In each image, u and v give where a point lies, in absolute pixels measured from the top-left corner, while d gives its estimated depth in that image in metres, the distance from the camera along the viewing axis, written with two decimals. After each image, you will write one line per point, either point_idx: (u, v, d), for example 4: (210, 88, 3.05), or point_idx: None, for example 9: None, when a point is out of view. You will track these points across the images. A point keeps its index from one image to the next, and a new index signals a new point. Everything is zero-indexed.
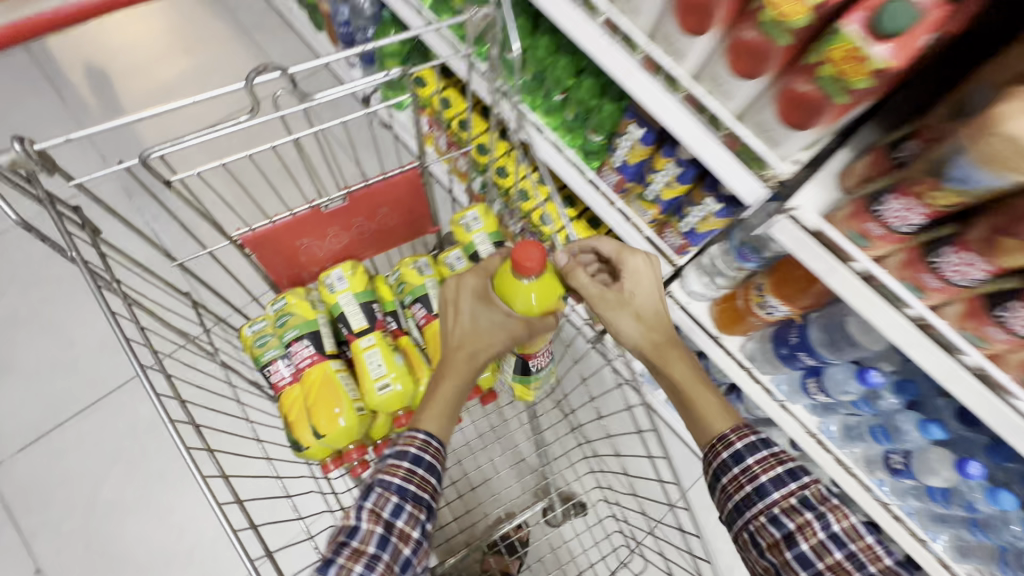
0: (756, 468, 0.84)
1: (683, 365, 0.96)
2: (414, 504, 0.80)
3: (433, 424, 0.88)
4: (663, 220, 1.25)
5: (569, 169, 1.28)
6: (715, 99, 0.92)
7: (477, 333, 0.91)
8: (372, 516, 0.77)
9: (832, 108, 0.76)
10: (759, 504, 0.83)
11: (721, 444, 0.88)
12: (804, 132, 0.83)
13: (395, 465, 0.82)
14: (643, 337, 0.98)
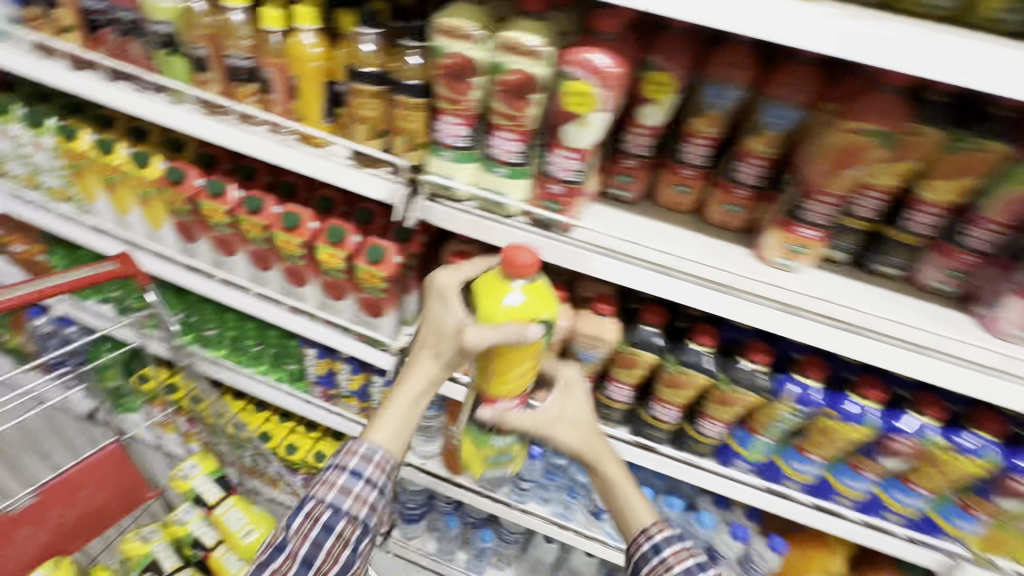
0: (671, 556, 0.85)
1: (611, 461, 0.96)
2: (350, 518, 0.83)
3: (384, 434, 0.86)
4: (364, 406, 1.58)
5: (288, 398, 1.62)
6: (339, 313, 1.37)
7: (444, 332, 0.87)
8: (303, 528, 0.82)
9: (384, 300, 1.27)
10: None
11: (641, 534, 0.90)
12: (385, 316, 1.32)
13: (332, 478, 0.84)
14: (586, 440, 0.97)
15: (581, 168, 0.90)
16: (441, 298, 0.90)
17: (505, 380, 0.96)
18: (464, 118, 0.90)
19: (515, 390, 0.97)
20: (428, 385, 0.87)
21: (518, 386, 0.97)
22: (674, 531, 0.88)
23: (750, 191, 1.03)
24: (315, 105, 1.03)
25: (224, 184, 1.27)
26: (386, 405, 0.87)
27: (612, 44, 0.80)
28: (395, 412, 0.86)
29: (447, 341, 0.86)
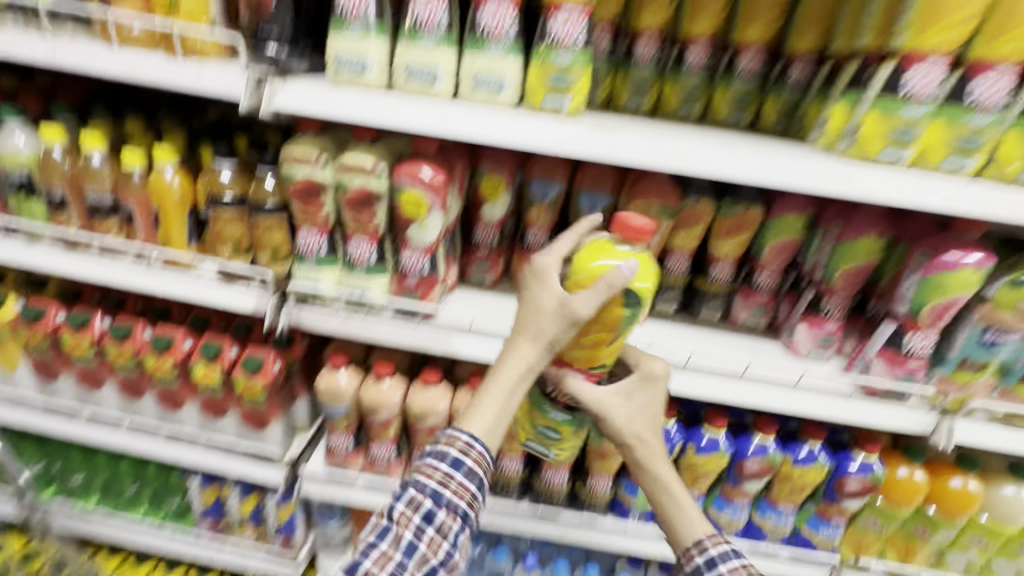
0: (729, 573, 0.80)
1: (661, 458, 0.87)
2: (450, 509, 0.77)
3: (483, 424, 0.81)
4: (259, 531, 1.46)
5: (171, 540, 1.48)
6: (222, 433, 1.32)
7: (537, 315, 0.82)
8: (404, 517, 0.77)
9: (267, 411, 1.25)
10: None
11: (695, 547, 0.84)
12: (269, 427, 1.28)
13: (432, 466, 0.79)
14: (654, 441, 0.87)
15: (428, 262, 1.03)
16: (538, 278, 0.84)
17: (597, 349, 0.89)
18: (319, 229, 1.02)
19: (589, 364, 0.90)
20: (523, 371, 0.82)
21: (600, 359, 0.89)
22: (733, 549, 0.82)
23: None
24: (180, 232, 1.09)
25: (87, 315, 1.25)
26: (483, 392, 0.82)
27: (435, 160, 0.95)
28: (489, 404, 0.81)
29: (544, 325, 0.82)
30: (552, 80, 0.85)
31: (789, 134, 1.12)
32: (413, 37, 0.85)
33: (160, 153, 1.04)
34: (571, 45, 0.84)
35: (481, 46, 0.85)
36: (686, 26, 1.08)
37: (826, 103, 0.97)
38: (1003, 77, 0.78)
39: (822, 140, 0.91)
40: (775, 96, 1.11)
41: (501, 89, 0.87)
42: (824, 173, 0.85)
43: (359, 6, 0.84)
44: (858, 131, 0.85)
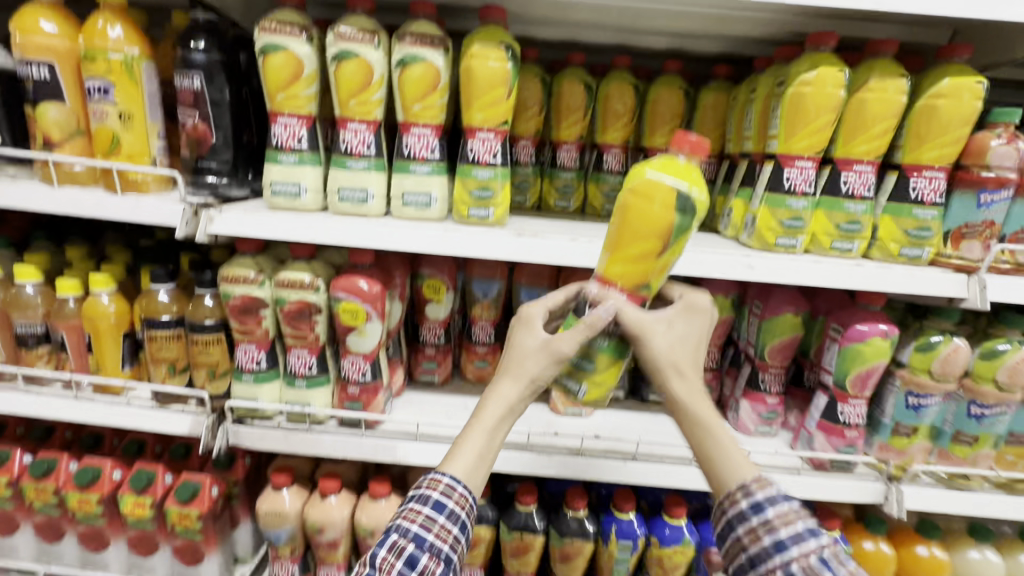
0: (776, 520, 0.68)
1: (700, 396, 0.74)
2: (434, 554, 0.71)
3: (462, 467, 0.74)
4: None
5: None
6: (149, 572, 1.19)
7: (520, 353, 0.76)
8: (387, 563, 0.69)
9: (202, 543, 1.15)
10: (774, 554, 0.66)
11: (737, 491, 0.70)
12: (204, 561, 1.17)
13: (414, 509, 0.72)
14: (694, 379, 0.75)
15: (369, 370, 1.02)
16: (522, 321, 0.79)
17: (637, 261, 0.77)
18: (258, 343, 1.01)
19: (635, 277, 0.78)
20: (505, 406, 0.75)
21: (650, 277, 0.78)
22: (783, 493, 0.69)
23: (491, 347, 1.23)
24: (114, 357, 1.06)
25: (7, 452, 1.16)
26: (464, 431, 0.76)
27: (371, 272, 0.98)
28: (470, 447, 0.74)
29: (527, 357, 0.76)
30: (475, 194, 0.92)
31: (705, 223, 1.23)
32: (344, 163, 0.91)
33: (95, 281, 1.03)
34: (489, 163, 0.92)
35: (408, 168, 0.92)
36: (601, 136, 1.20)
37: (728, 197, 1.07)
38: (864, 172, 0.90)
39: (729, 230, 1.03)
40: None
41: (429, 204, 0.93)
42: (729, 264, 0.91)
43: (293, 137, 0.91)
44: (755, 222, 0.94)
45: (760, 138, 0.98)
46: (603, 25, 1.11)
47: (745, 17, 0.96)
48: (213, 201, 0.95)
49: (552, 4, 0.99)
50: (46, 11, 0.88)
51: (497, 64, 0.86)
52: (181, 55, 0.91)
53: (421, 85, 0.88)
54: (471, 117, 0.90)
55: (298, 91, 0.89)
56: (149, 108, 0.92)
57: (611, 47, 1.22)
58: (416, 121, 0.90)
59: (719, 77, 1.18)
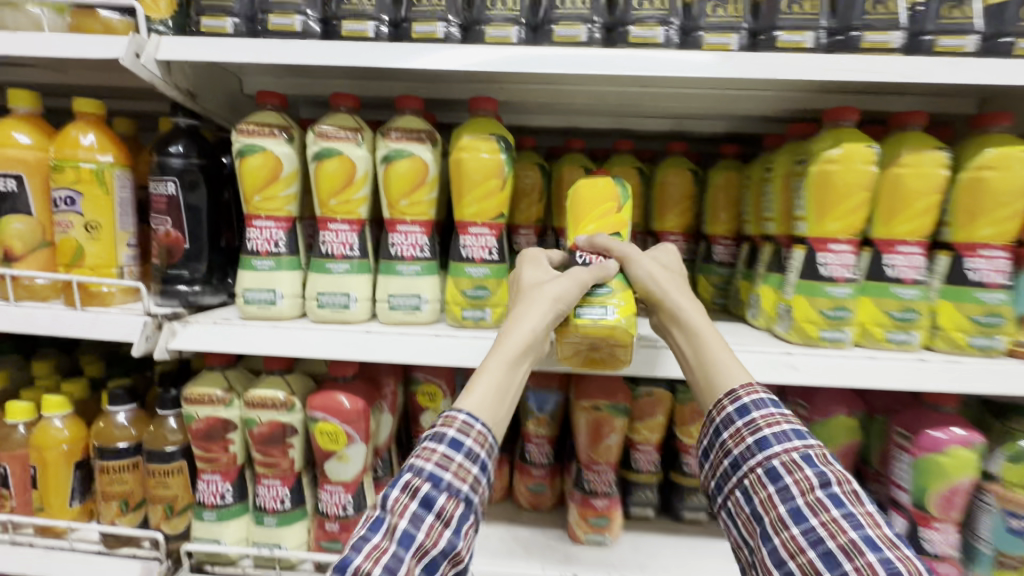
0: (761, 420, 0.66)
1: (694, 304, 0.73)
2: (454, 494, 0.58)
3: (487, 393, 0.63)
4: None
5: None
6: None
7: (529, 288, 0.71)
8: (397, 504, 0.57)
9: None
10: (758, 454, 0.64)
11: (724, 396, 0.69)
12: None
13: (429, 448, 0.60)
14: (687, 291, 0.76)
15: (351, 501, 0.87)
16: (529, 260, 0.77)
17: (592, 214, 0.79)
18: (222, 474, 0.87)
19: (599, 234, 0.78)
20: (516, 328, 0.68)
21: (612, 228, 0.79)
22: (769, 396, 0.67)
23: None
24: (60, 491, 0.92)
25: None
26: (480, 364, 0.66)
27: (353, 385, 0.86)
28: (495, 379, 0.64)
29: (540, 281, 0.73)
30: (469, 295, 0.82)
31: (728, 309, 1.12)
32: (324, 267, 0.83)
33: (48, 404, 0.92)
34: (485, 260, 0.83)
35: (394, 269, 0.83)
36: None
37: (754, 283, 0.97)
38: (911, 254, 0.79)
39: (761, 321, 0.92)
40: (704, 277, 1.15)
41: (419, 307, 0.83)
42: (764, 366, 0.77)
43: (269, 241, 0.83)
44: (791, 313, 0.82)
45: (784, 220, 0.89)
46: (600, 110, 1.07)
47: (751, 95, 0.91)
48: (182, 311, 0.86)
49: (545, 92, 0.95)
50: (20, 123, 0.84)
51: (488, 155, 0.80)
52: (157, 161, 0.86)
53: (408, 181, 0.81)
54: (463, 211, 0.82)
55: (277, 192, 0.82)
56: (119, 217, 0.86)
57: (611, 132, 1.18)
58: (402, 219, 0.83)
59: (728, 156, 1.12)
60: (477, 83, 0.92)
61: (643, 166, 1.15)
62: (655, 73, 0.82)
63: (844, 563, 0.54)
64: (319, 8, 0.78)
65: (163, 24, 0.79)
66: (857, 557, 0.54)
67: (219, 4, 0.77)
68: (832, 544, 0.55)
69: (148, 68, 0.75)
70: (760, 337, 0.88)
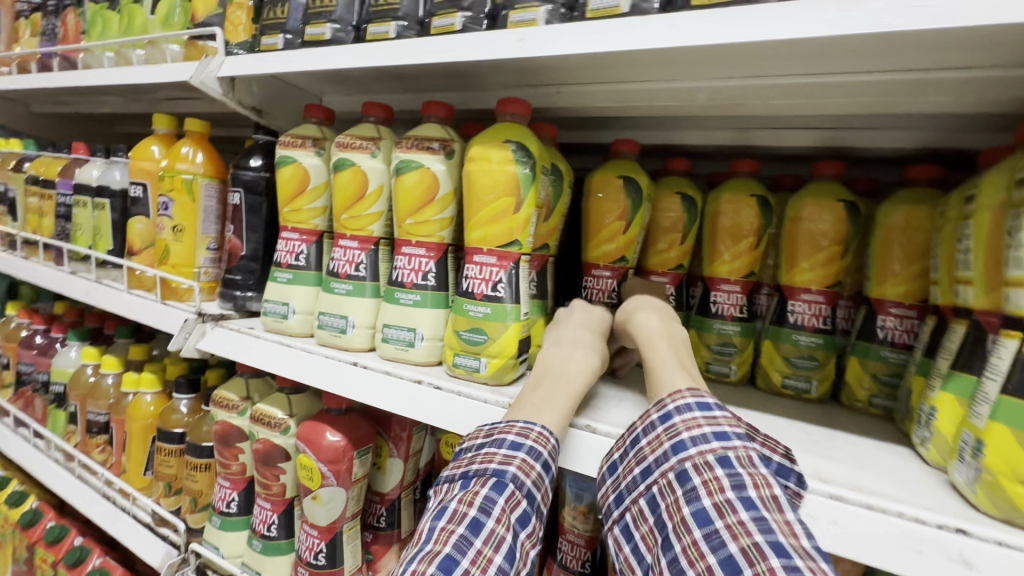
0: (680, 424, 0.49)
1: (653, 317, 0.66)
2: (540, 516, 0.53)
3: (557, 415, 0.57)
4: None
5: None
6: None
7: (578, 327, 0.69)
8: (503, 514, 0.49)
9: None
10: (670, 457, 0.47)
11: (653, 405, 0.53)
12: None
13: (529, 464, 0.52)
14: (667, 316, 0.67)
15: (325, 551, 0.77)
16: (583, 308, 0.73)
17: (599, 241, 0.81)
18: (232, 482, 0.86)
19: (606, 255, 0.81)
20: (569, 347, 0.65)
21: (621, 249, 0.80)
22: (693, 397, 0.50)
23: None
24: (139, 459, 1.04)
25: (66, 529, 1.20)
26: (538, 382, 0.61)
27: (345, 419, 0.77)
28: (566, 394, 0.59)
29: (602, 330, 0.71)
30: (464, 338, 0.66)
31: (895, 417, 0.71)
32: (330, 286, 0.77)
33: (144, 379, 1.05)
34: (487, 297, 0.66)
35: (393, 296, 0.72)
36: (709, 265, 0.85)
37: (928, 383, 0.59)
38: None
39: (932, 453, 0.54)
40: (858, 360, 0.75)
41: (413, 344, 0.70)
42: (894, 542, 0.43)
43: (291, 254, 0.81)
44: (978, 455, 0.45)
45: (992, 286, 0.51)
46: (704, 118, 0.81)
47: (937, 79, 0.56)
48: (228, 315, 0.89)
49: (613, 95, 0.75)
50: (156, 140, 1.01)
51: (499, 166, 0.64)
52: (234, 171, 0.92)
53: (415, 197, 0.70)
54: (469, 235, 0.68)
55: (304, 205, 0.80)
56: (202, 222, 0.95)
57: (729, 149, 0.90)
58: (409, 240, 0.72)
59: (917, 182, 0.72)
60: (530, 88, 0.78)
61: (770, 195, 0.83)
62: (748, 53, 0.56)
63: (744, 569, 0.37)
64: (354, 15, 0.74)
65: (240, 45, 0.85)
66: (758, 560, 0.37)
67: (275, 22, 0.79)
68: (733, 549, 0.39)
69: (209, 85, 0.80)
70: (918, 480, 0.51)
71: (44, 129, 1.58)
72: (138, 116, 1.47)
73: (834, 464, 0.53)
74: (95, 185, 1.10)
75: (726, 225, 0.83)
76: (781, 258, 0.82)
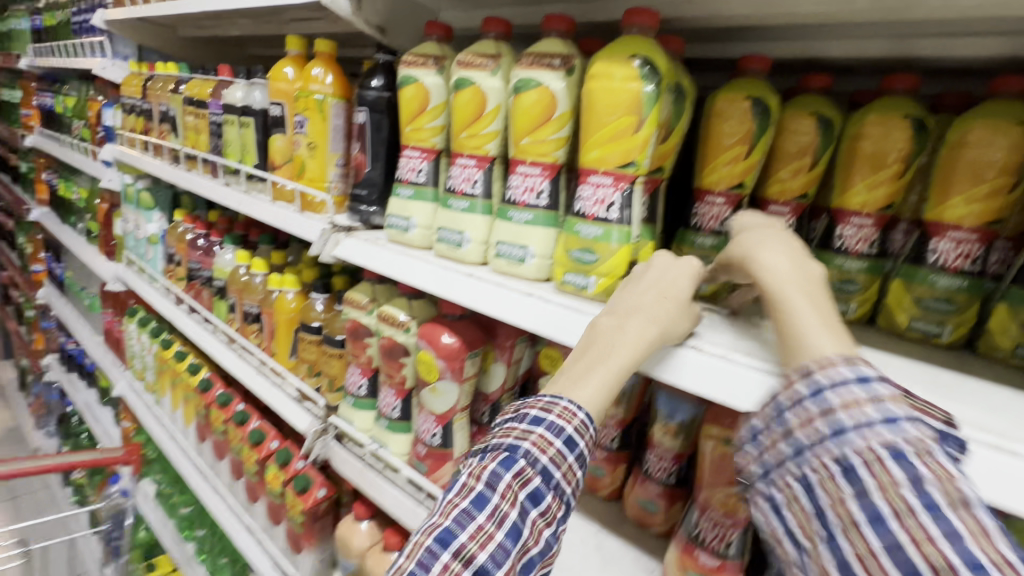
0: (835, 402, 0.41)
1: (780, 258, 0.54)
2: (558, 496, 0.55)
3: (589, 394, 0.57)
4: None
5: None
6: (273, 539, 1.33)
7: (653, 287, 0.62)
8: (510, 491, 0.53)
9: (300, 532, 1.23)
10: (827, 443, 0.40)
11: (795, 372, 0.45)
12: (303, 552, 1.24)
13: (546, 441, 0.55)
14: (781, 241, 0.57)
15: (439, 433, 0.90)
16: (664, 265, 0.65)
17: (717, 167, 0.78)
18: (363, 370, 1.00)
19: (723, 180, 0.78)
20: (627, 314, 0.60)
21: (739, 175, 0.77)
22: (850, 370, 0.41)
23: (609, 454, 0.92)
24: (285, 345, 1.25)
25: (233, 396, 1.50)
26: (588, 349, 0.60)
27: (460, 324, 0.86)
28: (603, 373, 0.58)
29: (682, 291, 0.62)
30: (575, 257, 0.69)
31: None
32: (448, 202, 0.82)
33: (287, 280, 1.23)
34: (600, 218, 0.68)
35: (506, 214, 0.76)
36: (839, 194, 0.79)
37: None
38: None
39: None
40: (1008, 307, 0.68)
41: (524, 260, 0.74)
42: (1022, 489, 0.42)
43: (412, 171, 0.87)
44: None
45: None
46: (856, 26, 0.71)
47: None
48: (356, 226, 0.99)
49: (747, 4, 0.68)
50: (290, 62, 1.09)
51: (621, 83, 0.64)
52: (359, 93, 0.98)
53: (533, 115, 0.72)
54: (586, 155, 0.69)
55: (424, 124, 0.85)
56: (331, 140, 1.04)
57: (883, 62, 0.79)
58: (524, 159, 0.74)
59: None
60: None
61: (929, 116, 0.73)
62: None
63: None
64: None
65: None
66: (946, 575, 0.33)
67: None
68: (913, 555, 0.34)
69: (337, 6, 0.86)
70: None
71: (194, 55, 1.78)
72: (269, 39, 1.59)
73: (964, 408, 0.51)
74: (239, 106, 1.23)
75: (866, 150, 0.75)
76: (930, 190, 0.73)
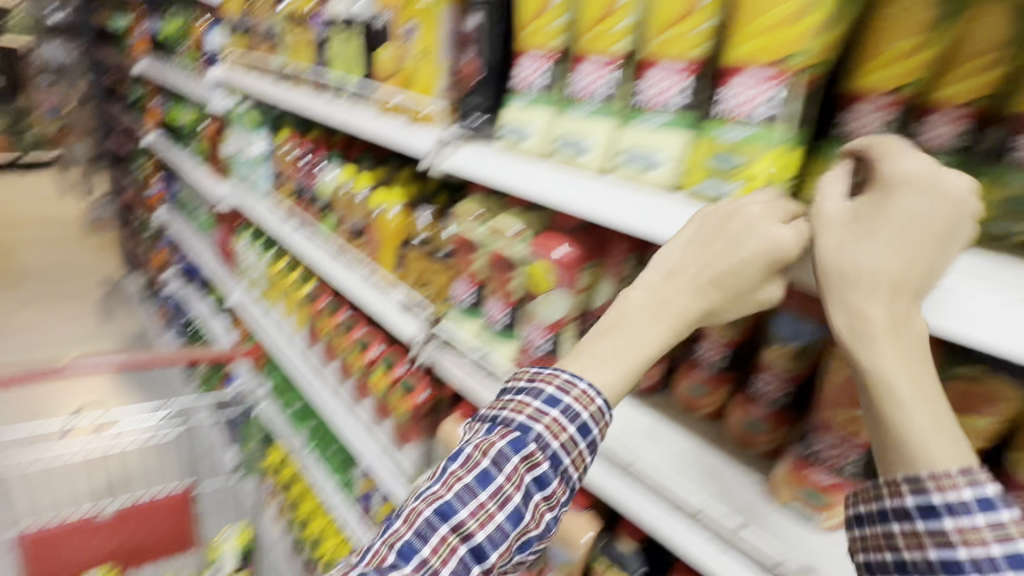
0: (932, 491, 0.44)
1: (878, 315, 0.49)
2: (562, 481, 0.62)
3: (611, 374, 0.62)
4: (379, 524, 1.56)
5: (333, 495, 1.72)
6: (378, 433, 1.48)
7: (703, 265, 0.60)
8: (517, 472, 0.60)
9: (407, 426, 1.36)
10: (931, 541, 0.44)
11: (901, 474, 0.46)
12: (408, 445, 1.38)
13: (559, 424, 0.61)
14: (896, 260, 0.49)
15: (548, 342, 0.91)
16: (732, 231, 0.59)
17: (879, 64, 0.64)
18: (471, 282, 1.05)
19: (889, 79, 0.63)
20: (668, 289, 0.62)
21: (911, 71, 0.62)
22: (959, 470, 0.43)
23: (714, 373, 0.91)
24: (389, 257, 1.31)
25: (339, 306, 1.63)
26: (623, 322, 0.64)
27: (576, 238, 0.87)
28: (627, 353, 0.62)
29: (737, 272, 0.59)
30: (712, 164, 0.67)
31: None
32: (570, 107, 0.82)
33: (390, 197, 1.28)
34: (746, 120, 0.64)
35: (638, 117, 0.74)
36: None
37: None
38: None
39: None
40: None
41: (652, 167, 0.73)
42: None
43: (534, 75, 0.86)
44: None
45: None
46: None
47: None
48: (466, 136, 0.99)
49: None
50: None
51: None
52: None
53: (676, 7, 0.69)
54: (735, 49, 0.65)
55: (546, 24, 0.83)
56: (443, 49, 1.03)
57: None
58: (660, 57, 0.71)
59: None
60: None
61: None
62: None
63: None
64: None
65: None
66: None
67: None
68: None
69: None
70: None
71: None
72: None
73: None
74: (343, 18, 1.24)
75: None
76: None
